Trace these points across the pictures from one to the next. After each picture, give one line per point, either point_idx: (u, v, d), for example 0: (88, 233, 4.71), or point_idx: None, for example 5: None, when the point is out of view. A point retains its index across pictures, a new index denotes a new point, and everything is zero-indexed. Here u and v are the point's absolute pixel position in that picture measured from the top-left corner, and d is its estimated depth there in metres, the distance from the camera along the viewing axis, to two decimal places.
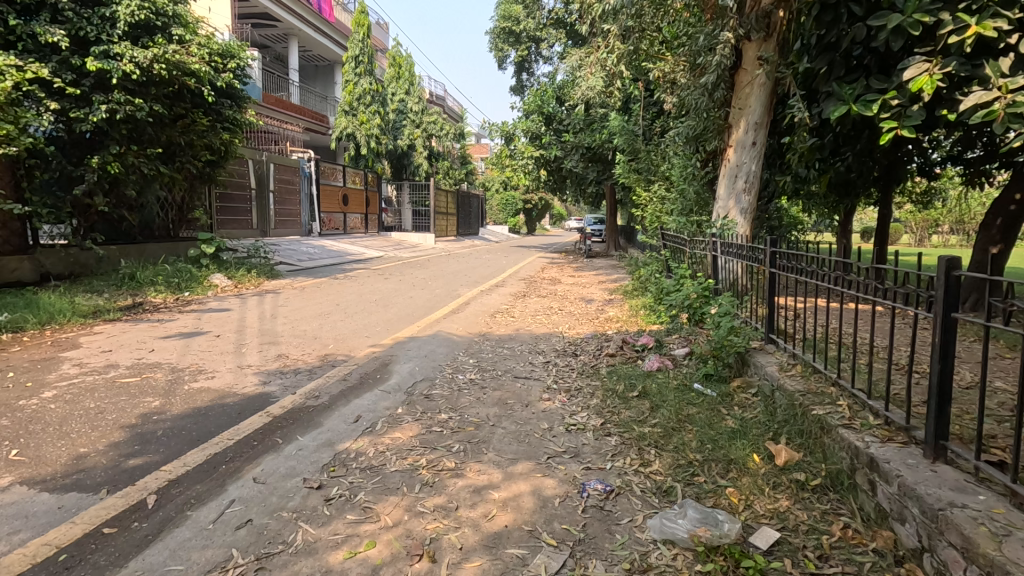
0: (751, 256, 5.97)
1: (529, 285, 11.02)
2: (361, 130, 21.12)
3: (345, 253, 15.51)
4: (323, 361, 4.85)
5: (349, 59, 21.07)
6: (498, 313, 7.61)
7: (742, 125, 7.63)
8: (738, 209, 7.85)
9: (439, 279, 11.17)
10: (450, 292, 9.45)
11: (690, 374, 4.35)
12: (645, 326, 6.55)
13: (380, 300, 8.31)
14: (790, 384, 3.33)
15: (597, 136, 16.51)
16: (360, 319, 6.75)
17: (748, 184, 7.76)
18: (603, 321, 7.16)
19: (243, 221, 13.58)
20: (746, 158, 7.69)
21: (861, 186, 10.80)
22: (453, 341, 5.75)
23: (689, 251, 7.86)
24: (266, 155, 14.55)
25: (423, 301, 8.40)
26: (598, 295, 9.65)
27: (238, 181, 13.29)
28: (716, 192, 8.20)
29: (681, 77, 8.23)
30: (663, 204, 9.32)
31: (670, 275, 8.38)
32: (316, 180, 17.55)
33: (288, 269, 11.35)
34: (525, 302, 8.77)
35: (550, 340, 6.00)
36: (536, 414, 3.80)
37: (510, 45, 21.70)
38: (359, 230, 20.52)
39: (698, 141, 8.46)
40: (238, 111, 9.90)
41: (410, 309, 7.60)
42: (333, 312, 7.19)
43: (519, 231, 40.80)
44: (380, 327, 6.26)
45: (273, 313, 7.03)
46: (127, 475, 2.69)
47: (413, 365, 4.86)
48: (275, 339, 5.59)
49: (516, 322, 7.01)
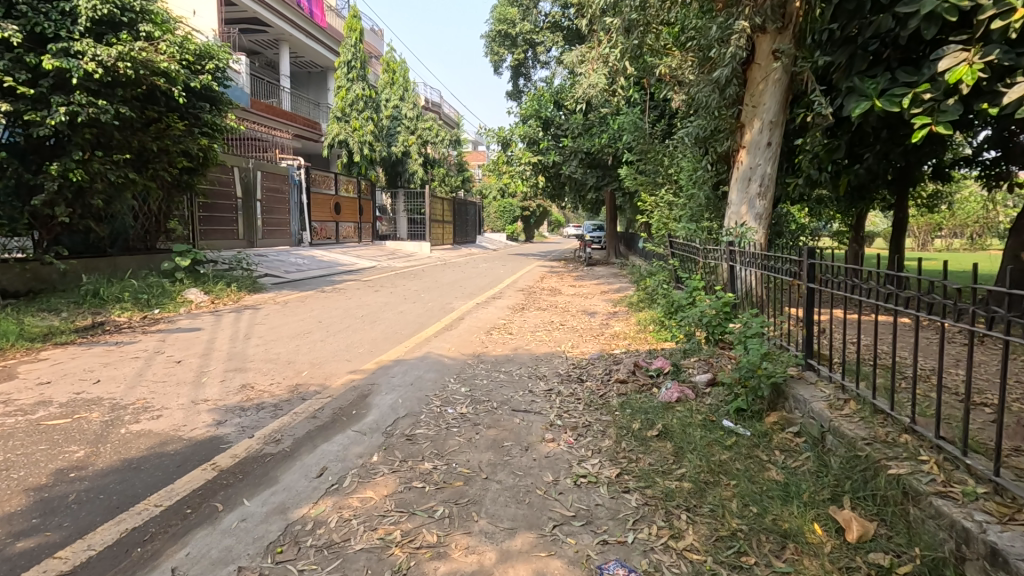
0: (774, 267, 5.38)
1: (529, 296, 10.43)
2: (354, 136, 20.59)
3: (336, 264, 14.91)
4: (292, 392, 4.23)
5: (342, 64, 20.50)
6: (495, 330, 7.01)
7: (756, 124, 7.10)
8: (752, 214, 7.29)
9: (433, 291, 10.57)
10: (444, 305, 8.85)
11: (716, 407, 3.75)
12: (656, 344, 5.96)
13: (367, 316, 7.70)
14: (850, 428, 2.72)
15: (597, 140, 15.96)
16: (342, 339, 6.13)
17: (763, 188, 7.21)
18: (609, 338, 6.56)
19: (228, 231, 13.01)
20: (761, 160, 7.15)
21: (875, 189, 10.27)
22: (444, 365, 5.14)
23: (702, 261, 7.24)
24: (253, 162, 13.99)
25: (415, 316, 7.79)
26: (602, 308, 9.05)
27: (222, 189, 12.73)
28: (728, 196, 7.63)
29: (689, 73, 7.68)
30: (670, 210, 8.69)
31: (680, 286, 7.78)
32: (306, 189, 16.90)
33: (273, 282, 10.75)
34: (524, 317, 8.16)
35: (552, 362, 5.40)
36: (538, 461, 3.19)
37: (506, 49, 21.24)
38: (352, 239, 19.93)
39: (709, 142, 7.89)
40: (217, 116, 9.38)
41: (400, 326, 7.00)
42: (314, 331, 6.56)
43: (517, 238, 40.32)
44: (364, 348, 5.65)
45: (248, 332, 6.42)
46: (7, 568, 2.07)
47: (396, 396, 4.25)
48: (243, 364, 4.97)
49: (514, 340, 6.41)
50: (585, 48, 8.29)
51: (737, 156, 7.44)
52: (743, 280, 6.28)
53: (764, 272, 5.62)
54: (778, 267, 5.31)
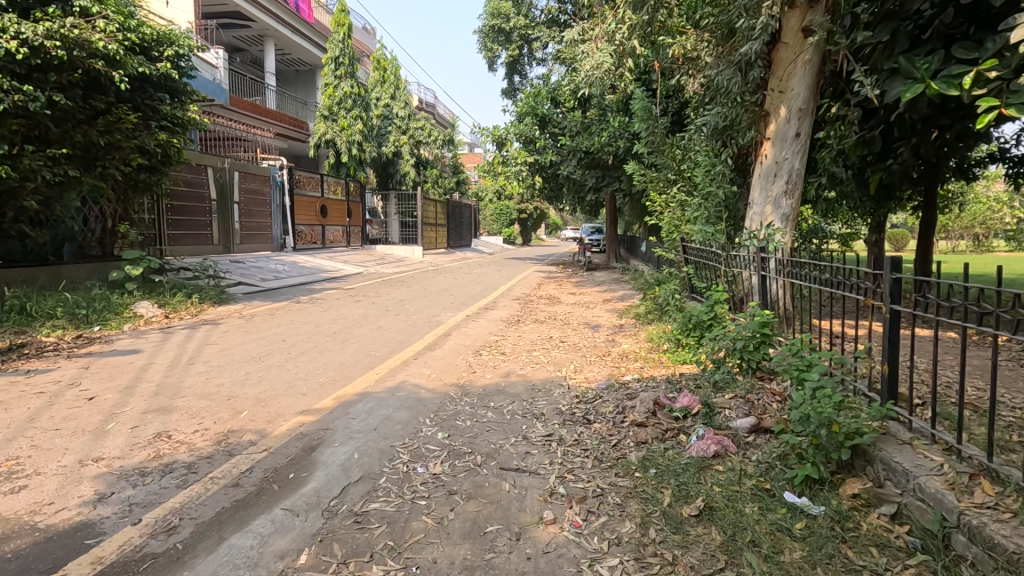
0: (816, 276, 4.38)
1: (524, 306, 9.55)
2: (342, 136, 19.65)
3: (319, 270, 13.98)
4: (219, 443, 3.29)
5: (329, 61, 19.53)
6: (485, 349, 6.10)
7: (782, 112, 6.22)
8: (777, 215, 6.41)
9: (419, 300, 9.67)
10: (430, 318, 7.93)
11: (768, 469, 2.85)
12: (674, 369, 5.08)
13: (340, 332, 6.76)
14: (1008, 538, 1.83)
15: (597, 139, 15.10)
16: (303, 364, 5.20)
17: (791, 185, 6.34)
18: (617, 360, 5.68)
19: (199, 236, 12.06)
20: (788, 153, 6.27)
21: (901, 189, 9.42)
22: (419, 402, 4.22)
23: (723, 269, 6.30)
24: (229, 162, 13.02)
25: (395, 333, 6.86)
26: (607, 320, 8.14)
27: (193, 190, 11.78)
28: (749, 195, 6.75)
29: (705, 55, 6.81)
30: (683, 211, 7.42)
31: (696, 297, 6.95)
32: (289, 190, 15.97)
33: (244, 292, 9.81)
34: (521, 332, 7.23)
35: (552, 394, 4.50)
36: (534, 563, 2.26)
37: (500, 44, 20.37)
38: (340, 244, 19.04)
39: (728, 134, 7.00)
40: (179, 109, 8.54)
41: (376, 346, 6.07)
42: (274, 352, 5.63)
43: (513, 242, 39.41)
44: (326, 378, 4.70)
45: (194, 355, 5.46)
46: None
47: (353, 447, 3.33)
48: (171, 401, 4.01)
49: (507, 364, 5.48)
50: (588, 27, 7.38)
51: (759, 150, 6.55)
52: (776, 292, 5.38)
53: (802, 284, 4.64)
54: (824, 276, 4.26)
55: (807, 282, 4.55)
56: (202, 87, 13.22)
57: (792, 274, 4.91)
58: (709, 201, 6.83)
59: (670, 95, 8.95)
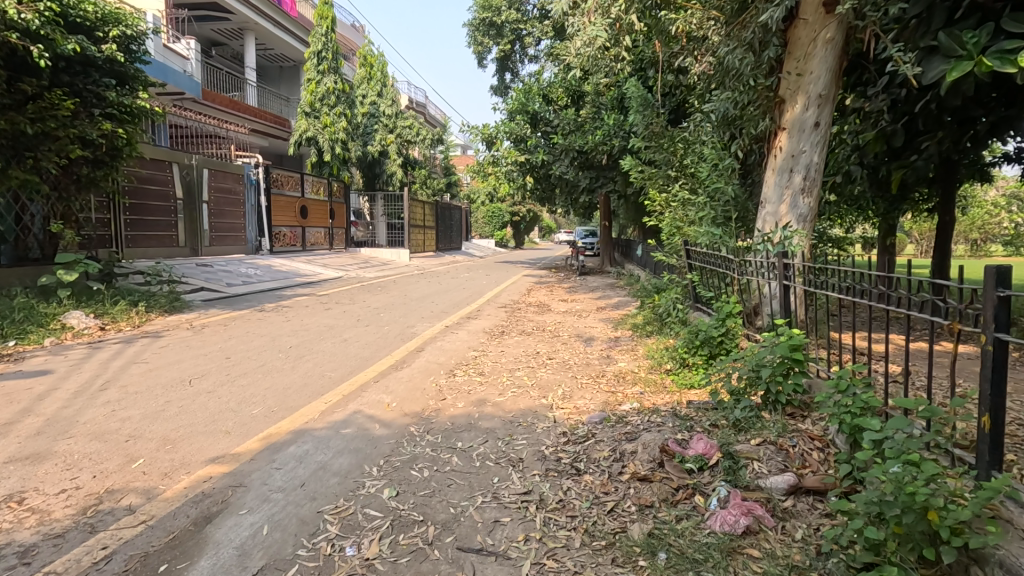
0: (852, 286, 3.56)
1: (511, 315, 8.76)
2: (324, 134, 18.77)
3: (294, 275, 13.12)
4: (83, 513, 2.46)
5: (311, 55, 18.63)
6: (461, 368, 5.29)
7: (800, 98, 5.46)
8: (794, 215, 5.67)
9: (396, 308, 8.86)
10: (404, 329, 7.12)
11: (826, 565, 2.06)
12: (680, 397, 4.30)
13: (297, 347, 5.94)
14: None
15: (592, 137, 14.36)
16: (241, 388, 4.38)
17: (810, 181, 5.60)
18: (614, 382, 4.89)
19: (161, 237, 11.19)
20: (807, 145, 5.52)
21: (916, 190, 8.71)
22: (369, 445, 3.40)
23: (734, 277, 5.51)
24: (197, 158, 12.13)
25: (360, 347, 6.04)
26: (601, 332, 7.36)
27: (155, 188, 10.92)
28: (761, 193, 6.00)
29: (713, 34, 6.11)
30: (686, 210, 6.56)
31: (702, 308, 6.18)
32: (265, 190, 15.11)
33: (203, 298, 8.95)
34: (505, 345, 6.42)
35: (534, 430, 3.70)
36: None
37: (491, 39, 19.59)
38: (322, 246, 18.19)
39: (738, 124, 6.25)
40: (130, 97, 7.73)
41: (334, 364, 5.25)
42: (211, 373, 4.80)
43: (506, 245, 38.65)
44: (261, 409, 3.88)
45: (113, 376, 4.62)
46: None
47: (264, 516, 2.51)
48: (51, 444, 3.18)
49: (484, 388, 4.66)
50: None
51: (772, 141, 5.80)
52: (797, 304, 4.60)
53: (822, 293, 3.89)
54: (867, 286, 3.35)
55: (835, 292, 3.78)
56: (159, 72, 12.26)
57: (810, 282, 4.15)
58: (715, 199, 6.06)
59: (673, 83, 8.20)
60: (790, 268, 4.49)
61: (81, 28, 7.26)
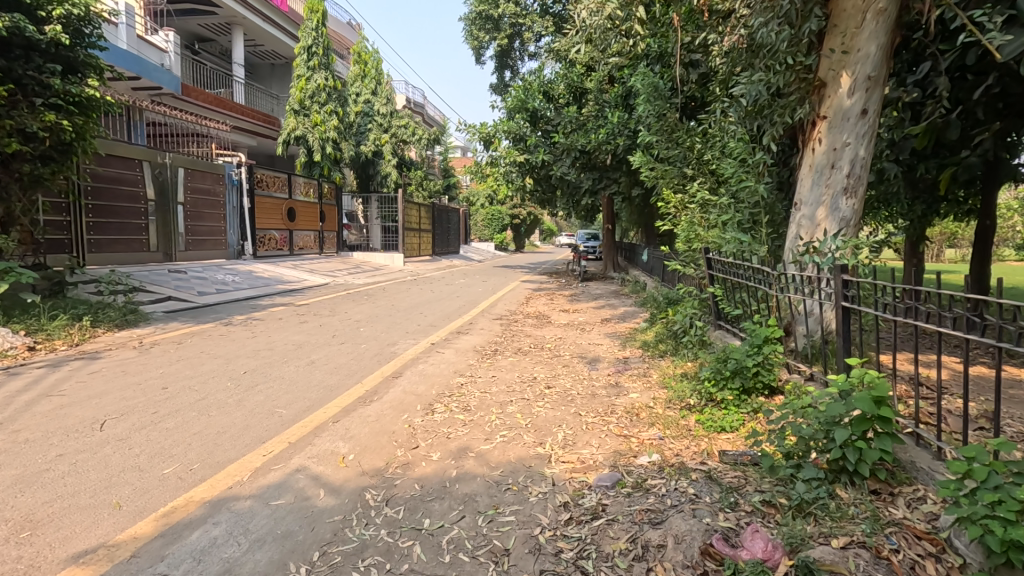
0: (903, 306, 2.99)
1: (507, 329, 7.90)
2: (314, 132, 17.97)
3: (277, 282, 12.27)
4: None
5: (301, 50, 17.82)
6: (444, 401, 4.44)
7: (844, 80, 4.61)
8: (835, 219, 4.82)
9: (380, 321, 8.00)
10: (383, 349, 6.25)
11: None
12: (710, 447, 3.46)
13: (253, 372, 5.08)
14: None
15: (594, 136, 13.47)
16: (163, 432, 3.51)
17: (855, 180, 4.75)
18: (627, 420, 4.05)
19: (129, 241, 10.35)
20: (851, 137, 4.67)
21: (956, 193, 7.87)
22: (304, 525, 2.54)
23: (766, 291, 4.65)
24: (172, 156, 11.32)
25: (326, 372, 5.16)
26: (606, 351, 6.50)
27: (123, 188, 10.10)
28: (794, 193, 5.16)
29: (741, 6, 5.25)
30: (707, 213, 5.70)
31: (727, 327, 5.33)
32: (249, 191, 14.28)
33: (166, 309, 8.09)
34: (497, 369, 5.56)
35: (527, 499, 2.84)
36: None
37: (489, 33, 18.85)
38: (312, 251, 17.34)
39: (768, 113, 5.40)
40: (82, 85, 6.95)
41: (291, 396, 4.39)
42: (135, 410, 3.93)
43: (506, 249, 37.79)
44: (175, 468, 3.01)
45: (13, 414, 3.77)
46: None
47: None
48: None
49: (467, 431, 3.81)
50: None
51: (808, 133, 4.96)
52: (856, 333, 3.51)
53: (872, 313, 3.22)
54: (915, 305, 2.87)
55: (876, 311, 3.20)
56: (116, 58, 11.12)
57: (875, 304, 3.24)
58: (741, 199, 5.22)
59: (690, 70, 7.36)
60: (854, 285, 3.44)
61: (21, 8, 6.51)
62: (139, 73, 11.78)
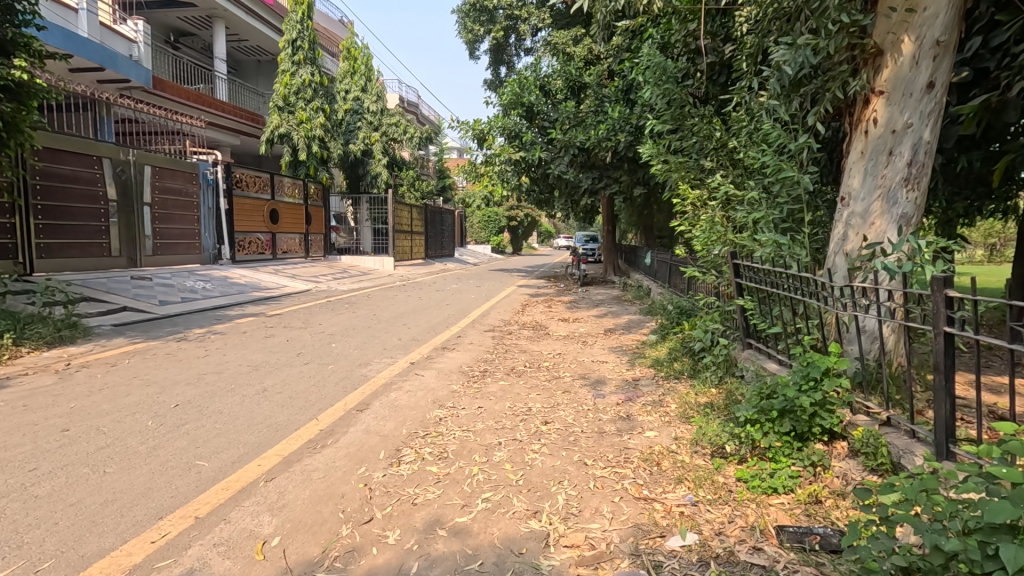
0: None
1: (500, 342, 7.02)
2: (300, 130, 17.08)
3: (255, 288, 11.39)
4: None
5: (285, 44, 16.84)
6: (416, 445, 3.55)
7: (906, 46, 3.77)
8: (893, 216, 3.93)
9: (356, 335, 7.10)
10: (352, 370, 5.34)
11: None
12: (762, 521, 2.61)
13: (187, 403, 4.18)
14: None
15: (594, 132, 12.56)
16: (27, 503, 2.61)
17: (918, 168, 3.86)
18: (646, 474, 3.18)
19: (86, 245, 9.47)
20: (914, 116, 3.81)
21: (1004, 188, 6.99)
22: None
23: (811, 306, 3.79)
24: (137, 154, 10.45)
25: (277, 405, 4.26)
26: (613, 370, 5.59)
27: (79, 187, 9.23)
28: (840, 186, 4.28)
29: None
30: (733, 210, 4.84)
31: (761, 345, 4.46)
32: (227, 191, 13.39)
33: (115, 321, 7.19)
34: (485, 397, 4.66)
35: None
36: None
37: (483, 25, 18.09)
38: (297, 254, 16.46)
39: (806, 91, 4.55)
40: (10, 66, 6.06)
41: (222, 441, 3.48)
42: (9, 464, 3.03)
43: (502, 251, 36.95)
44: (15, 570, 2.13)
45: None
46: None
47: None
48: None
49: (439, 494, 2.95)
50: None
51: (858, 113, 4.11)
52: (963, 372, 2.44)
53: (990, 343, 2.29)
54: None
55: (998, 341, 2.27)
56: (64, 42, 10.13)
57: (976, 327, 2.26)
58: (777, 194, 4.36)
59: (697, 57, 6.45)
60: (975, 306, 2.27)
61: None
62: (103, 64, 11.01)
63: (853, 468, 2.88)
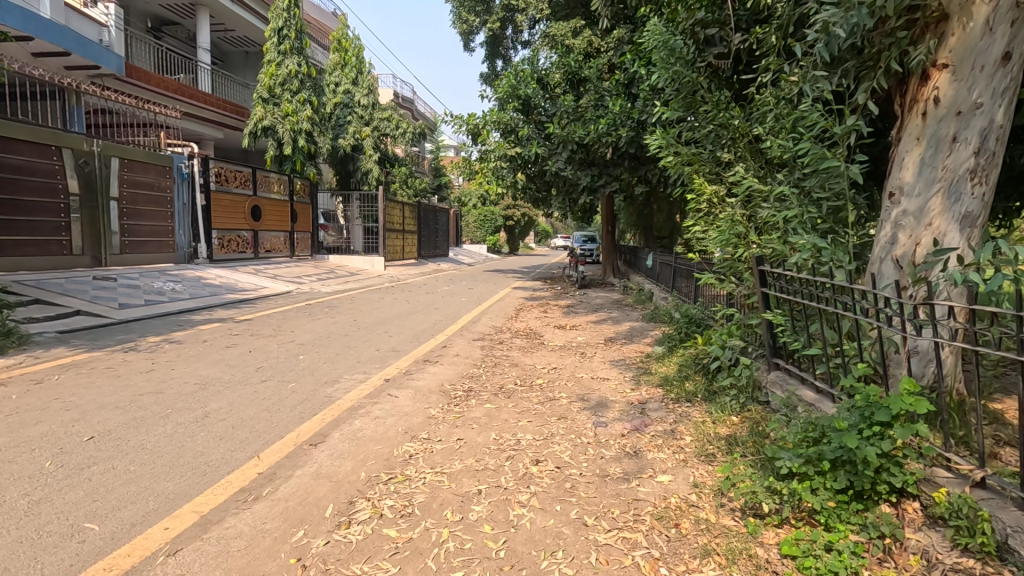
0: None
1: (489, 353, 6.33)
2: (285, 124, 16.29)
3: (231, 289, 10.67)
4: None
5: (271, 33, 16.14)
6: (375, 497, 2.85)
7: (978, 8, 3.11)
8: (955, 215, 3.23)
9: (329, 345, 6.40)
10: (315, 390, 4.62)
11: None
12: None
13: (105, 435, 3.46)
14: None
15: (593, 127, 11.80)
16: None
17: (988, 158, 3.16)
18: (664, 542, 2.49)
19: (42, 243, 8.75)
20: (986, 94, 3.13)
21: None
22: None
23: (858, 323, 3.10)
24: (103, 144, 9.72)
25: (215, 437, 3.54)
26: (615, 391, 4.88)
27: (35, 179, 8.54)
28: (888, 179, 3.59)
29: None
30: (758, 208, 4.11)
31: (792, 368, 3.78)
32: (204, 186, 12.65)
33: (61, 327, 6.47)
34: (467, 425, 3.95)
35: None
36: None
37: (479, 15, 17.45)
38: (281, 253, 15.74)
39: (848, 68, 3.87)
40: None
41: (129, 491, 2.77)
42: None
43: (498, 250, 36.27)
44: None
45: None
46: None
47: None
48: None
49: (396, 574, 2.25)
50: None
51: (914, 92, 3.44)
52: None
53: None
54: None
55: None
56: (29, 25, 9.45)
57: None
58: (814, 189, 3.65)
59: (705, 49, 5.51)
60: None
61: None
62: (69, 48, 10.27)
63: (937, 543, 2.19)
